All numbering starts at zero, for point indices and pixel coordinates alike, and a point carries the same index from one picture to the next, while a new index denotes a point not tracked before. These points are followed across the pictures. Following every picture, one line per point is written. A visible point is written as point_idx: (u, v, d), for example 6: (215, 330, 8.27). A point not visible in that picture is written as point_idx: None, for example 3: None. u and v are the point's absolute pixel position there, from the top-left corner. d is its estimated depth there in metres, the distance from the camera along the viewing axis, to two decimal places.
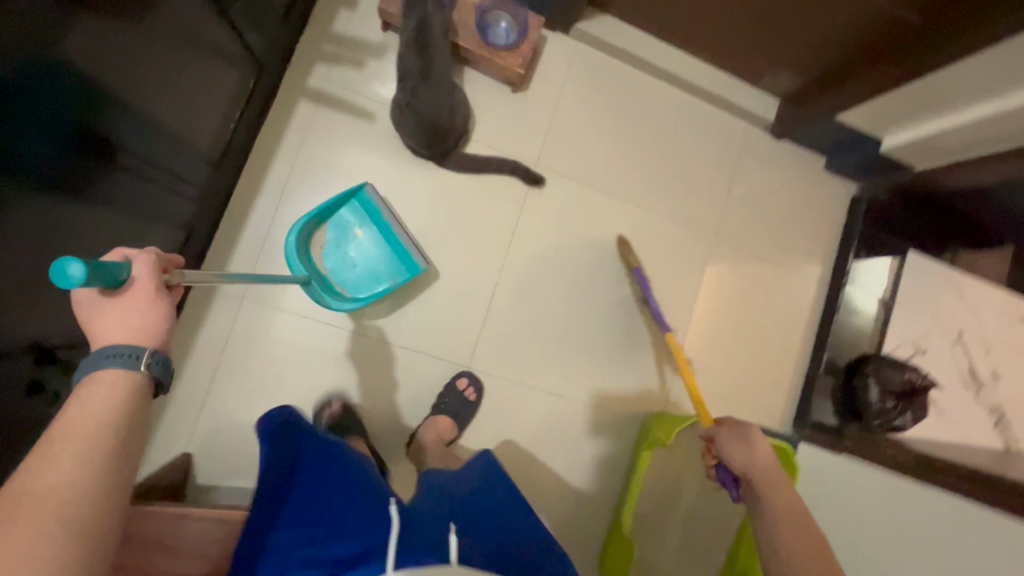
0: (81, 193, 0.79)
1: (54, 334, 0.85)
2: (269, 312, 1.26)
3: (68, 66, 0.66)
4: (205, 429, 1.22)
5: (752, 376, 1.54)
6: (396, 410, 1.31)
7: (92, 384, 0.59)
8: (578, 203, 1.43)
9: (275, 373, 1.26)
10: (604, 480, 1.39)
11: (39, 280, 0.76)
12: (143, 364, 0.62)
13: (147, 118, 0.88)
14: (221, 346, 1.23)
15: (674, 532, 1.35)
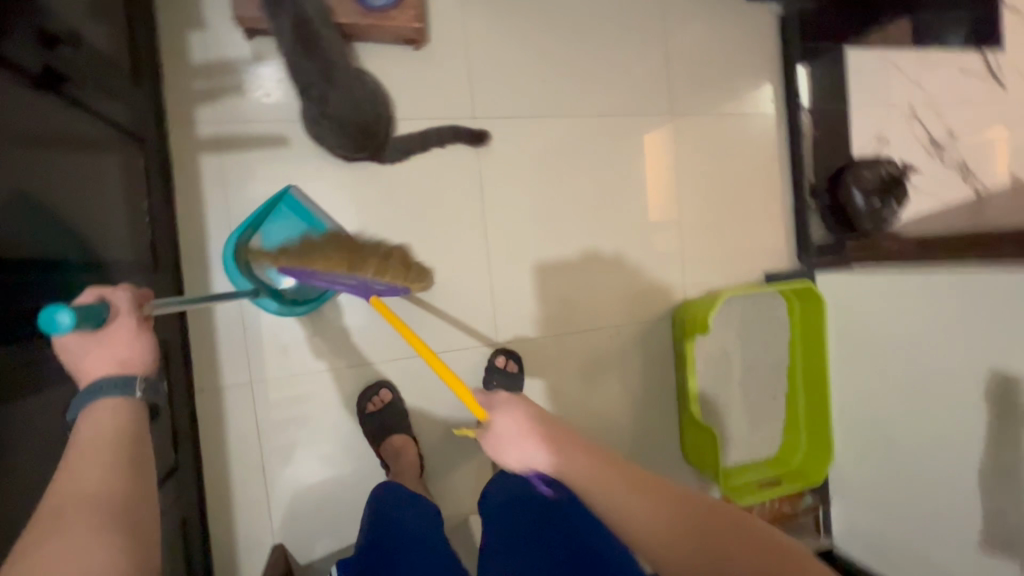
0: (33, 381, 0.66)
1: None
2: (285, 383, 1.18)
3: None
4: (283, 515, 1.19)
5: (749, 230, 1.56)
6: (449, 412, 1.30)
7: (91, 415, 0.58)
8: (529, 138, 1.34)
9: (321, 435, 1.21)
10: (658, 382, 1.45)
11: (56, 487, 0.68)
12: (138, 390, 0.62)
13: (57, 263, 0.74)
14: (256, 437, 1.17)
15: (736, 397, 1.44)
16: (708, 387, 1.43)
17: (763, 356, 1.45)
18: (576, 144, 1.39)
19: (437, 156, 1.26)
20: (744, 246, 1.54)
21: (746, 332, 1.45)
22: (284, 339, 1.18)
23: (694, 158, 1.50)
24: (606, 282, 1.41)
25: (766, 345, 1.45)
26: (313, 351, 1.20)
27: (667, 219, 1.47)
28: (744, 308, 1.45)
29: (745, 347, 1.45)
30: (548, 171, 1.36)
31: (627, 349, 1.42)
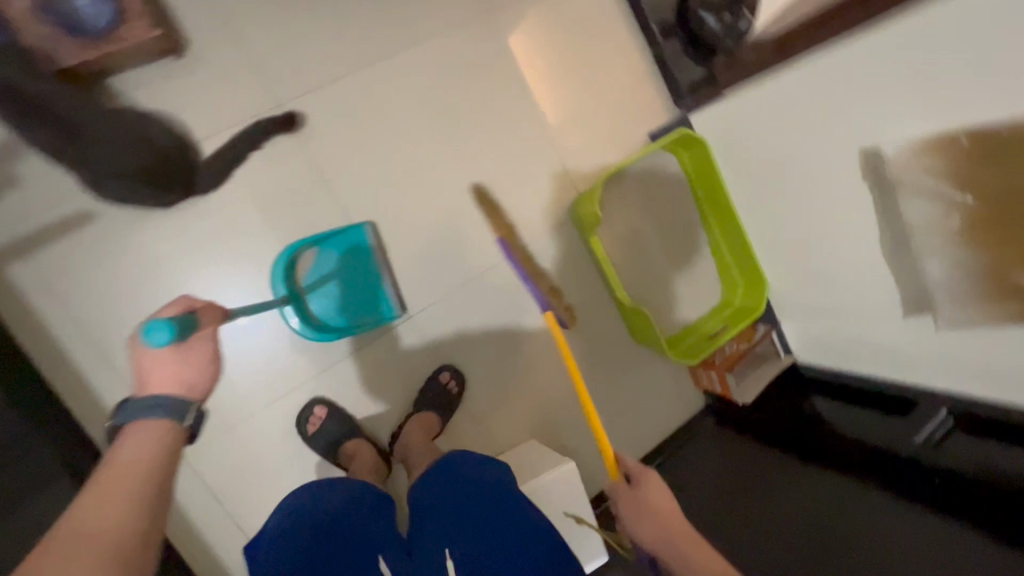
0: None
1: None
2: (217, 442, 1.17)
3: None
4: None
5: (622, 96, 1.45)
6: (394, 399, 1.28)
7: (136, 430, 0.69)
8: (349, 100, 1.22)
9: (275, 472, 1.21)
10: (587, 284, 1.42)
11: None
12: (184, 419, 0.72)
13: None
14: (214, 499, 1.17)
15: (661, 267, 1.43)
16: (630, 270, 1.41)
17: (670, 217, 1.43)
18: (403, 84, 1.26)
19: (259, 160, 1.16)
20: (618, 118, 1.44)
21: (645, 201, 1.41)
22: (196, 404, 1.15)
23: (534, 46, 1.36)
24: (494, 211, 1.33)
25: (670, 204, 1.43)
26: (232, 403, 1.17)
27: (531, 121, 1.36)
28: (634, 181, 1.40)
29: (652, 215, 1.42)
30: (381, 130, 1.25)
31: (541, 271, 1.37)
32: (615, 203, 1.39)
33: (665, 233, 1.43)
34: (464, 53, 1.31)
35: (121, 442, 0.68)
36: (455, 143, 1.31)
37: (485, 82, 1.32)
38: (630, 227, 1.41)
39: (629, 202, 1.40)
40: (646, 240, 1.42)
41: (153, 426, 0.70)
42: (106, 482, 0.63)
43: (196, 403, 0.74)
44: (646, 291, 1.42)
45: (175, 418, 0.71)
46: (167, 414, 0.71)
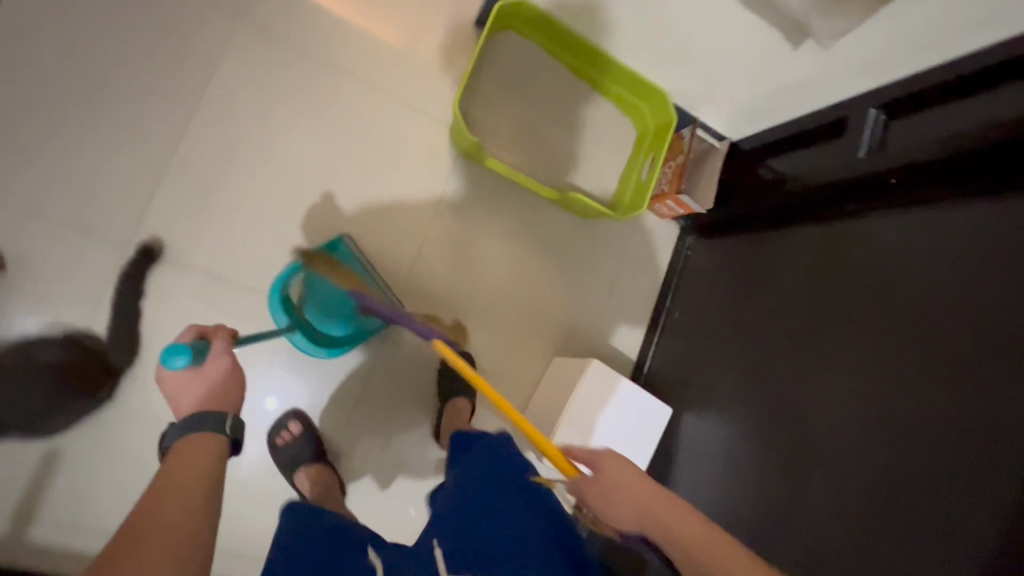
0: None
1: None
2: None
3: None
4: None
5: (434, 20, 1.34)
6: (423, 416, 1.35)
7: (185, 446, 0.76)
8: (194, 203, 1.17)
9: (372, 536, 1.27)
10: (514, 207, 1.40)
11: None
12: (229, 420, 0.81)
13: None
14: None
15: (567, 144, 1.40)
16: (540, 160, 1.37)
17: (541, 91, 1.38)
18: (230, 153, 1.19)
19: (155, 309, 1.13)
20: (433, 36, 1.34)
21: (511, 90, 1.35)
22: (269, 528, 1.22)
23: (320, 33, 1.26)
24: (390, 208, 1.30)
25: (534, 80, 1.37)
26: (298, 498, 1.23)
27: (367, 103, 1.28)
28: (488, 80, 1.33)
29: (529, 105, 1.37)
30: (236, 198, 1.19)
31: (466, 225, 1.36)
32: (486, 109, 1.32)
33: (551, 114, 1.38)
34: (254, 79, 1.21)
35: (183, 438, 0.78)
36: (307, 165, 1.24)
37: (292, 93, 1.24)
38: (520, 130, 1.36)
39: (503, 109, 1.34)
40: (541, 131, 1.37)
41: (191, 432, 0.79)
42: (167, 478, 0.70)
43: (222, 414, 0.81)
44: (569, 173, 1.40)
45: (208, 423, 0.80)
46: (200, 419, 0.80)
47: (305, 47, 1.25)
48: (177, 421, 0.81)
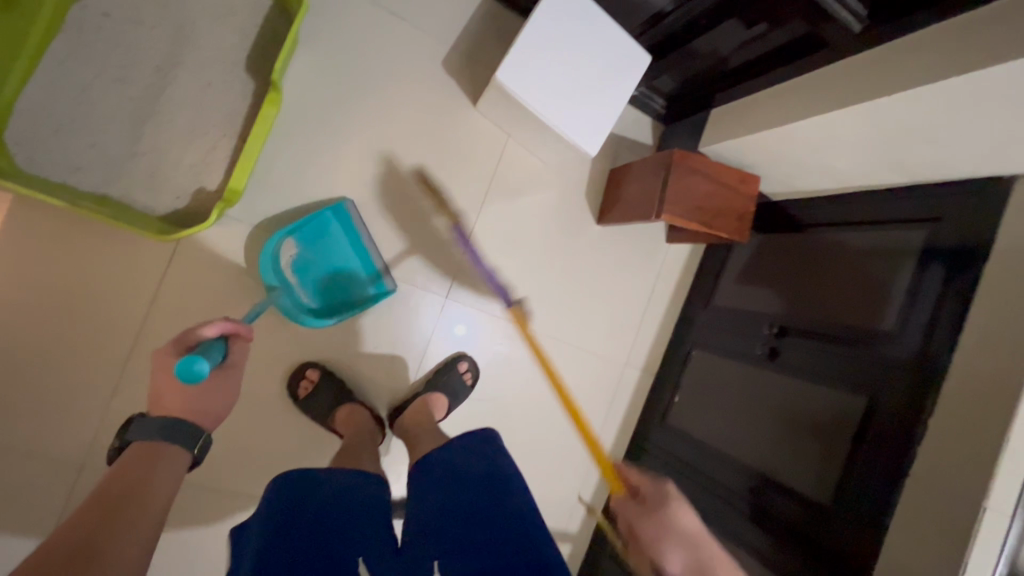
0: (800, 429, 1.08)
1: (796, 327, 1.18)
2: (627, 347, 1.44)
3: (850, 544, 0.93)
4: (686, 260, 1.47)
5: None
6: (550, 238, 1.33)
7: (141, 452, 0.73)
8: (322, 445, 1.21)
9: (633, 294, 1.43)
10: (313, 132, 1.11)
11: (812, 384, 1.09)
12: (197, 446, 0.78)
13: (734, 500, 1.14)
14: (667, 325, 1.47)
15: (208, 51, 0.97)
16: (219, 97, 0.98)
17: (94, 88, 0.91)
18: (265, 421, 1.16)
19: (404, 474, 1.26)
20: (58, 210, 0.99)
21: (100, 138, 0.92)
22: (608, 377, 1.43)
23: (112, 326, 1.03)
24: None
25: (73, 99, 0.90)
26: (590, 358, 1.41)
27: (199, 285, 1.07)
28: (84, 173, 0.91)
29: (150, 113, 0.94)
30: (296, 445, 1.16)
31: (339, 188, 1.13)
32: (140, 178, 0.94)
33: (164, 75, 0.95)
34: None
35: (156, 453, 0.74)
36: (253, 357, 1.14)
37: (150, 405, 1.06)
38: (199, 116, 0.97)
39: (167, 145, 0.95)
40: (191, 89, 0.96)
41: (163, 444, 0.75)
42: (136, 473, 0.69)
43: (205, 433, 0.79)
44: (252, 55, 0.99)
45: (187, 440, 0.77)
46: (174, 433, 0.76)
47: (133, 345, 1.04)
48: (160, 416, 0.78)
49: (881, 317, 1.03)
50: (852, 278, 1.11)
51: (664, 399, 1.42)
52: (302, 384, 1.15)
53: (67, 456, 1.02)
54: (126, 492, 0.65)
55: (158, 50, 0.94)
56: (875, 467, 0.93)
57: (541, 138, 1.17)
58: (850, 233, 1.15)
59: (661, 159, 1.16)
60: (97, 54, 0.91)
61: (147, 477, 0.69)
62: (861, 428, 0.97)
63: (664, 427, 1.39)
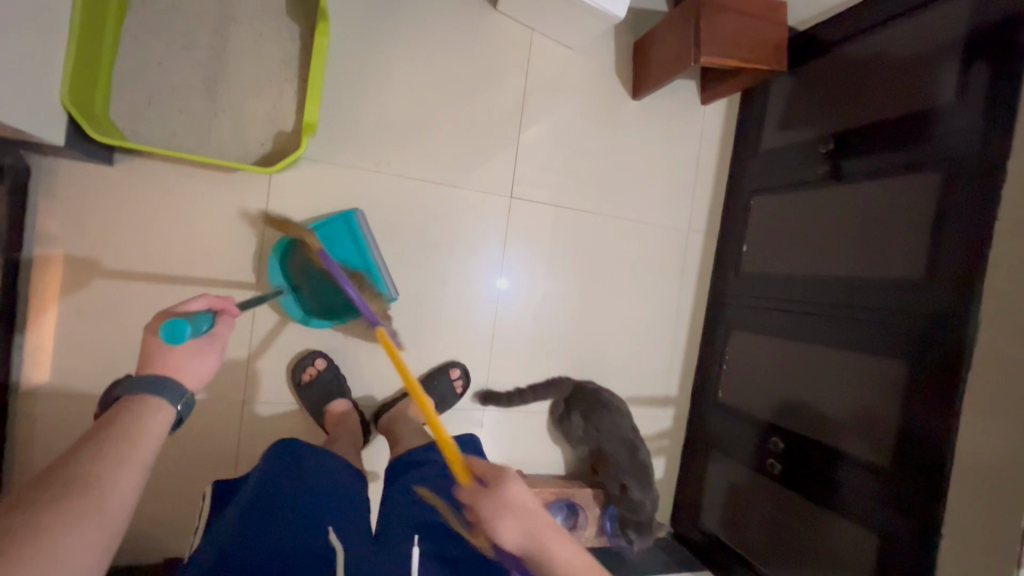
0: (882, 222, 1.12)
1: (852, 137, 1.21)
2: (686, 213, 1.49)
3: (946, 302, 0.98)
4: (723, 118, 1.50)
5: (170, 169, 1.08)
6: (593, 122, 1.38)
7: (125, 411, 0.63)
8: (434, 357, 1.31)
9: (681, 161, 1.47)
10: (357, 65, 1.18)
11: (884, 179, 1.13)
12: (178, 404, 0.67)
13: (829, 310, 1.20)
14: (719, 184, 1.51)
15: (253, 5, 1.04)
16: (274, 43, 1.05)
17: (167, 60, 1.00)
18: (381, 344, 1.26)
19: (512, 369, 1.36)
20: (162, 186, 1.08)
21: (186, 103, 1.01)
22: (675, 246, 1.49)
23: (234, 281, 1.14)
24: (405, 193, 1.24)
25: (154, 73, 0.99)
26: (654, 231, 1.47)
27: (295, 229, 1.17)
28: (182, 138, 1.01)
29: (220, 72, 1.03)
30: (410, 363, 1.27)
31: (392, 113, 1.21)
32: (229, 132, 1.03)
33: (221, 35, 1.03)
34: (285, 374, 1.18)
35: (136, 409, 0.63)
36: None
37: (282, 339, 1.17)
38: (261, 66, 1.05)
39: (241, 98, 1.04)
40: (247, 43, 1.04)
41: (147, 397, 0.65)
42: (114, 434, 0.60)
43: (188, 394, 0.69)
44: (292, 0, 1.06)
45: (170, 396, 0.67)
46: (156, 389, 0.66)
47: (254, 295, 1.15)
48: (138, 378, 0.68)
49: (938, 95, 1.05)
50: (898, 68, 1.13)
51: (732, 253, 1.47)
52: (308, 370, 1.16)
53: (228, 402, 1.15)
54: (96, 460, 0.56)
55: (212, 14, 1.02)
56: (963, 224, 0.97)
57: (567, 17, 1.21)
58: (887, 30, 1.15)
59: (688, 5, 1.19)
60: (161, 28, 0.99)
61: (135, 427, 0.62)
62: (941, 201, 1.01)
63: (738, 277, 1.45)
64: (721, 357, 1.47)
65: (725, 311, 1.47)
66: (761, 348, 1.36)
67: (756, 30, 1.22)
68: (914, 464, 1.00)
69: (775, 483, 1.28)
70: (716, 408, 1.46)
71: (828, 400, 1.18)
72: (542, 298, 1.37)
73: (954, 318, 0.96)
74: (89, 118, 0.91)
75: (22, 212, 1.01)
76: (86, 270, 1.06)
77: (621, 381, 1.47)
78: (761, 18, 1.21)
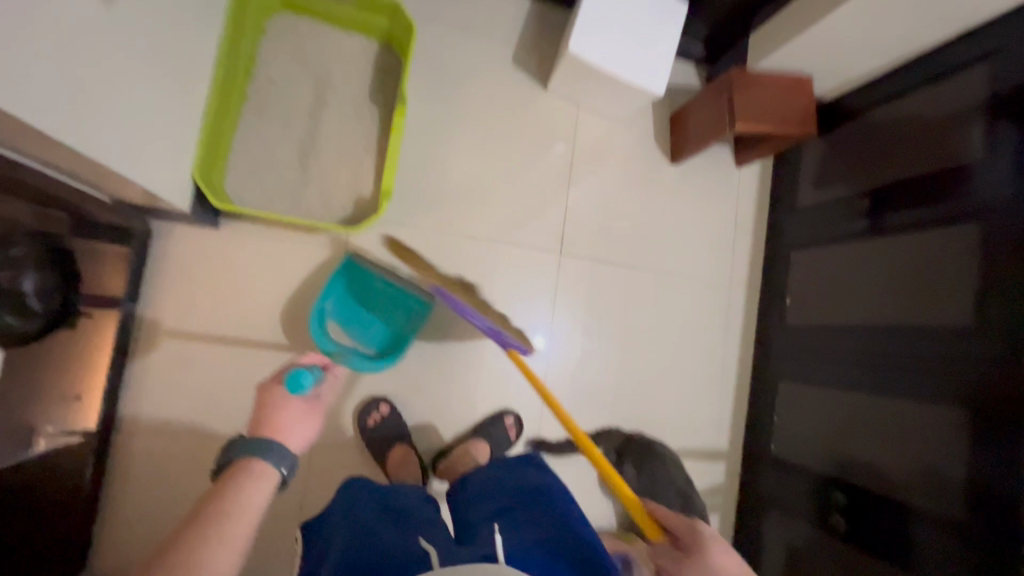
0: (925, 274, 1.16)
1: (886, 195, 1.27)
2: (727, 268, 1.55)
3: (998, 350, 0.99)
4: (758, 179, 1.59)
5: (263, 232, 1.24)
6: (634, 186, 1.49)
7: (243, 473, 0.71)
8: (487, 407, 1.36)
9: (720, 220, 1.56)
10: (425, 139, 1.34)
11: (923, 233, 1.18)
12: (284, 465, 0.74)
13: (879, 361, 1.21)
14: (757, 240, 1.58)
15: (343, 94, 1.23)
16: (358, 125, 1.23)
17: (271, 140, 1.17)
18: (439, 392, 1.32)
19: (562, 420, 1.39)
20: (255, 247, 1.23)
21: (285, 176, 1.17)
22: (718, 299, 1.54)
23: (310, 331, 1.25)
24: (464, 252, 1.35)
25: (260, 151, 1.16)
26: (697, 286, 1.53)
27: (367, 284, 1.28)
28: (279, 205, 1.16)
29: (313, 148, 1.19)
30: (465, 411, 1.32)
31: (454, 180, 1.35)
32: (318, 199, 1.19)
33: (315, 119, 1.20)
34: (351, 419, 1.25)
35: (241, 478, 0.69)
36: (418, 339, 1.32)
37: (351, 385, 1.26)
38: (346, 144, 1.21)
39: (328, 171, 1.20)
40: (336, 125, 1.22)
41: (255, 461, 0.72)
42: (224, 501, 0.66)
43: (291, 455, 0.75)
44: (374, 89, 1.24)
45: (274, 460, 0.73)
46: (263, 453, 0.73)
47: None
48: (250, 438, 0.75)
49: (968, 154, 1.11)
50: (926, 132, 1.21)
51: (775, 306, 1.51)
52: (371, 416, 1.24)
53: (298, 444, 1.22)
54: (200, 532, 0.62)
55: (309, 102, 1.20)
56: (1006, 274, 1.00)
57: (610, 96, 1.35)
58: (909, 99, 1.25)
59: (720, 82, 1.33)
60: (268, 114, 1.18)
61: (242, 496, 0.67)
62: (981, 253, 1.05)
63: (784, 329, 1.47)
64: (771, 411, 1.46)
65: (771, 364, 1.49)
66: (813, 401, 1.36)
67: (784, 101, 1.34)
68: (986, 520, 0.97)
69: (839, 542, 1.24)
70: (769, 463, 1.44)
71: (887, 454, 1.17)
72: (591, 350, 1.43)
73: (1012, 366, 0.97)
74: (210, 190, 1.08)
75: (140, 269, 1.17)
76: (186, 320, 1.20)
77: (672, 433, 1.47)
78: (788, 91, 1.34)
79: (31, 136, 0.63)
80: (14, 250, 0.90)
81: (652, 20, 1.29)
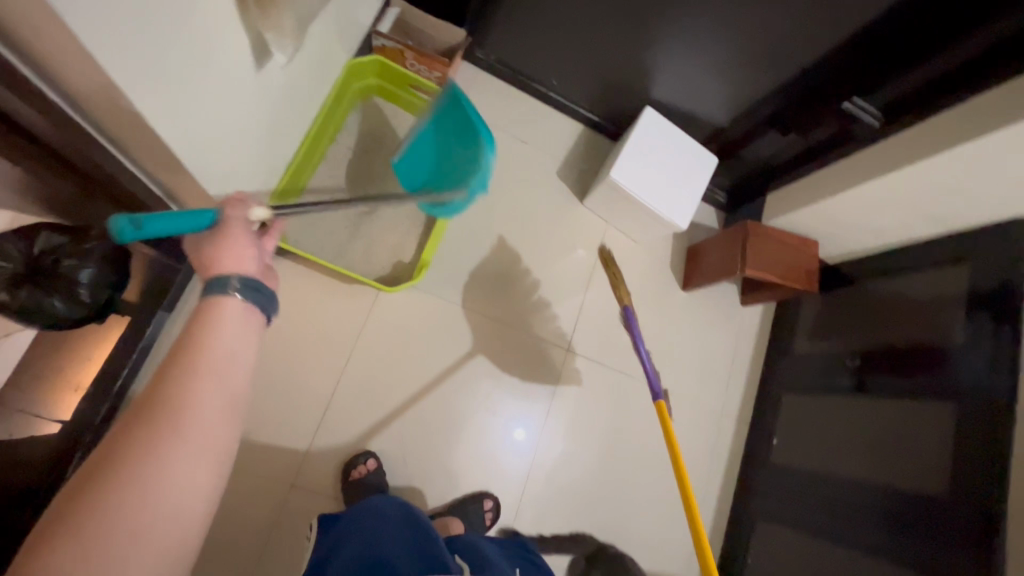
0: (903, 438, 1.23)
1: (874, 357, 1.38)
2: (721, 395, 1.62)
3: (968, 525, 1.03)
4: (759, 320, 1.71)
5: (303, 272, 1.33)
6: (645, 302, 1.61)
7: (211, 317, 0.60)
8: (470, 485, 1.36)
9: (719, 348, 1.65)
10: (468, 222, 1.48)
11: (905, 400, 1.26)
12: (231, 285, 0.63)
13: (857, 516, 1.24)
14: (752, 376, 1.66)
15: None
16: None
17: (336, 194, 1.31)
18: (427, 459, 1.33)
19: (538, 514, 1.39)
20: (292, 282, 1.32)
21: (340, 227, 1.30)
22: (709, 424, 1.59)
23: (321, 372, 1.30)
24: (480, 329, 1.43)
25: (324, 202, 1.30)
26: (691, 406, 1.58)
27: (385, 339, 1.35)
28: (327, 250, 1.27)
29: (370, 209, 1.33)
30: (447, 483, 1.33)
31: (486, 264, 1.47)
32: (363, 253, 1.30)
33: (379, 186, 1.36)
34: (336, 467, 1.26)
35: (207, 319, 0.59)
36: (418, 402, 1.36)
37: (343, 433, 1.28)
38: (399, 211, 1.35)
39: (379, 230, 1.33)
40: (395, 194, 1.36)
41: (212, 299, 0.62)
42: (187, 349, 0.56)
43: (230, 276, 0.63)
44: None
45: (219, 290, 0.62)
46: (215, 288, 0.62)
47: (334, 387, 1.30)
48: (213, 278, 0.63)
49: (947, 337, 1.23)
50: (913, 309, 1.34)
51: (762, 443, 1.55)
52: (357, 468, 1.24)
53: (278, 480, 1.22)
54: (164, 413, 0.50)
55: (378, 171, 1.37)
56: (977, 452, 1.07)
57: (638, 219, 1.51)
58: (900, 278, 1.39)
59: (734, 229, 1.49)
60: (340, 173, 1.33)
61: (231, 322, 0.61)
62: (957, 429, 1.12)
63: (767, 468, 1.50)
64: (746, 548, 1.45)
65: (751, 499, 1.50)
66: (789, 545, 1.36)
67: (790, 256, 1.49)
68: None
69: None
70: None
71: None
72: (579, 449, 1.46)
73: (980, 548, 1.00)
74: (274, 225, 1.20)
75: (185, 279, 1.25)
76: None
77: (643, 552, 1.45)
78: (794, 249, 1.50)
79: (161, 157, 0.75)
80: (84, 241, 0.99)
81: (684, 163, 1.48)
